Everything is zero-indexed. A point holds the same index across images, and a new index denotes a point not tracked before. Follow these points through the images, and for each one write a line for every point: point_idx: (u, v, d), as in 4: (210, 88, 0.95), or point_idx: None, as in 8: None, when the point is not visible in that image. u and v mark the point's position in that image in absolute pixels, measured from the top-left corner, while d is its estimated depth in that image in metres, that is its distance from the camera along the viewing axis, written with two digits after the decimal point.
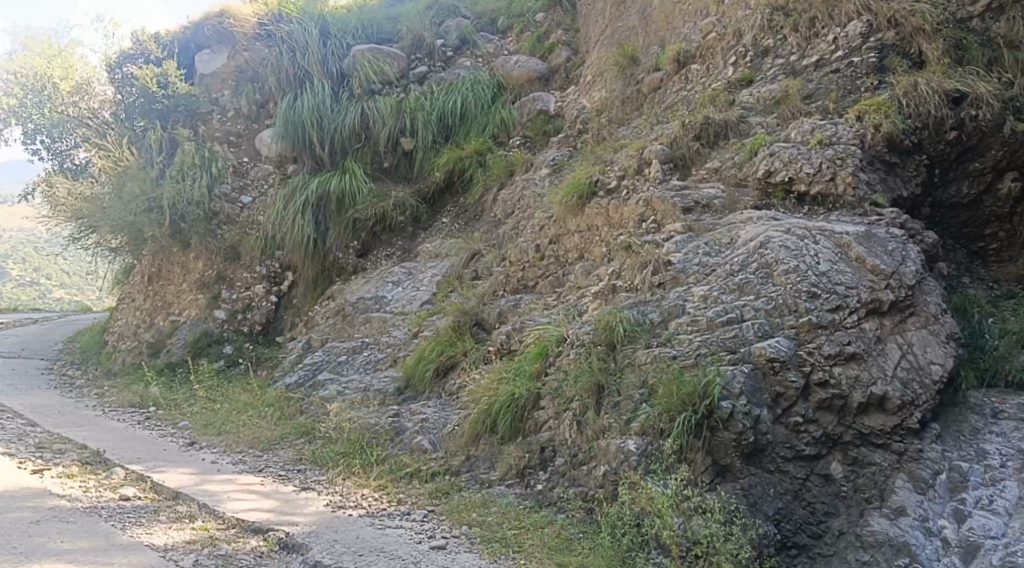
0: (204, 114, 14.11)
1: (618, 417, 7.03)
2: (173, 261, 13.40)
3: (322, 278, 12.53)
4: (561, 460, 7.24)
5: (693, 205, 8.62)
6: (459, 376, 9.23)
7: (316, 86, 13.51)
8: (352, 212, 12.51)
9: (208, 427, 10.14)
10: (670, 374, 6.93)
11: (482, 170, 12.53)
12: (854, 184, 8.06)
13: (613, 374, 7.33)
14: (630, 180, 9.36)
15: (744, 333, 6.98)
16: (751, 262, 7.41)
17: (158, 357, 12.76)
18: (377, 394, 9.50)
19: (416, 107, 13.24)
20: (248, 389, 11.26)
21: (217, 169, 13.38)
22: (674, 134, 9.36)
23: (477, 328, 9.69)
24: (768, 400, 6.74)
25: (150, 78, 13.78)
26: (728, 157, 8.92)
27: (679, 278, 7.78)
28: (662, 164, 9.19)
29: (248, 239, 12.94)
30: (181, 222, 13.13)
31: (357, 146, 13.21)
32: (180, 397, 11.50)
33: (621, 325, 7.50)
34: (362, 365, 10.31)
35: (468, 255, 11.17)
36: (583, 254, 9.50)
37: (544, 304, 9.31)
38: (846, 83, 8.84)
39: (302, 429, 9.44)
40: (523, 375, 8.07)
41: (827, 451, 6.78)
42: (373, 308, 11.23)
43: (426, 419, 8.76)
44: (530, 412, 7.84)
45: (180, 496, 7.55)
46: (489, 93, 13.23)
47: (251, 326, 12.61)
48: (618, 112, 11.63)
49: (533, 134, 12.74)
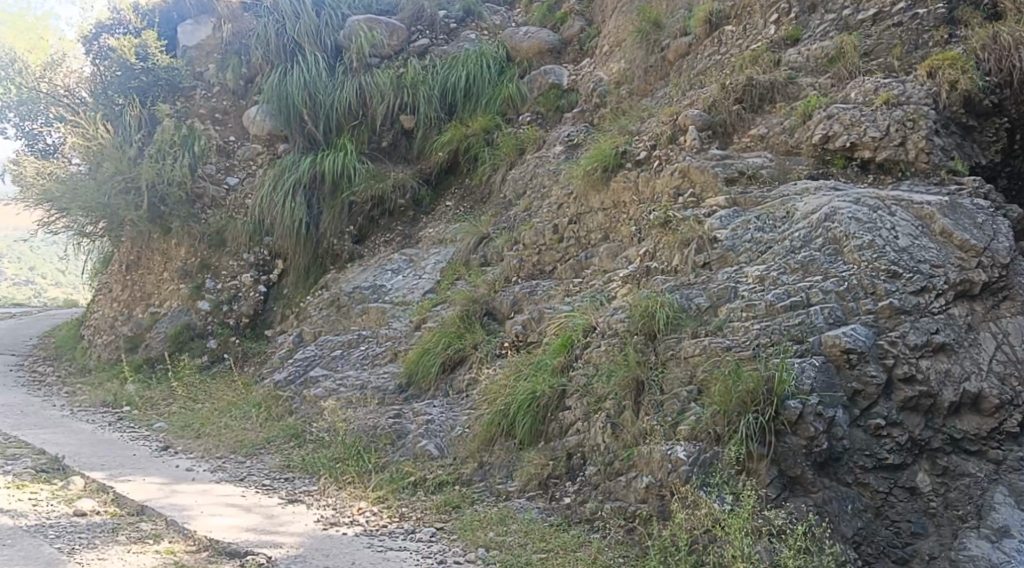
0: (187, 88, 13.06)
1: (662, 419, 5.93)
2: (154, 248, 12.29)
3: (314, 266, 11.39)
4: (593, 469, 6.14)
5: (737, 175, 7.57)
6: (469, 372, 8.12)
7: (308, 59, 12.35)
8: (349, 194, 11.38)
9: (186, 429, 9.04)
10: (725, 368, 5.85)
11: (488, 149, 11.30)
12: (927, 150, 6.98)
13: (653, 368, 6.24)
14: (663, 150, 8.26)
15: (812, 319, 5.89)
16: (816, 238, 6.32)
17: (135, 352, 11.61)
18: (376, 392, 8.40)
19: (417, 81, 12.06)
20: (232, 387, 10.15)
21: (200, 148, 12.31)
22: (713, 97, 8.27)
23: (488, 318, 8.57)
24: (844, 398, 5.63)
25: (128, 49, 12.62)
26: (775, 121, 7.85)
27: (727, 257, 6.70)
28: (699, 131, 8.11)
29: (234, 224, 11.84)
30: (162, 204, 12.07)
31: (354, 123, 12.06)
32: (157, 396, 10.38)
33: (662, 312, 6.41)
34: (359, 360, 9.19)
35: (477, 239, 9.95)
36: (608, 235, 8.39)
37: (564, 289, 8.18)
38: (910, 37, 7.76)
39: (291, 432, 8.35)
40: (545, 371, 6.98)
41: (914, 459, 5.63)
42: (371, 298, 10.10)
43: (431, 420, 7.65)
44: (555, 414, 6.74)
45: (145, 511, 6.45)
46: (495, 65, 11.97)
47: (237, 320, 11.40)
48: (640, 83, 10.50)
49: (544, 110, 11.39)
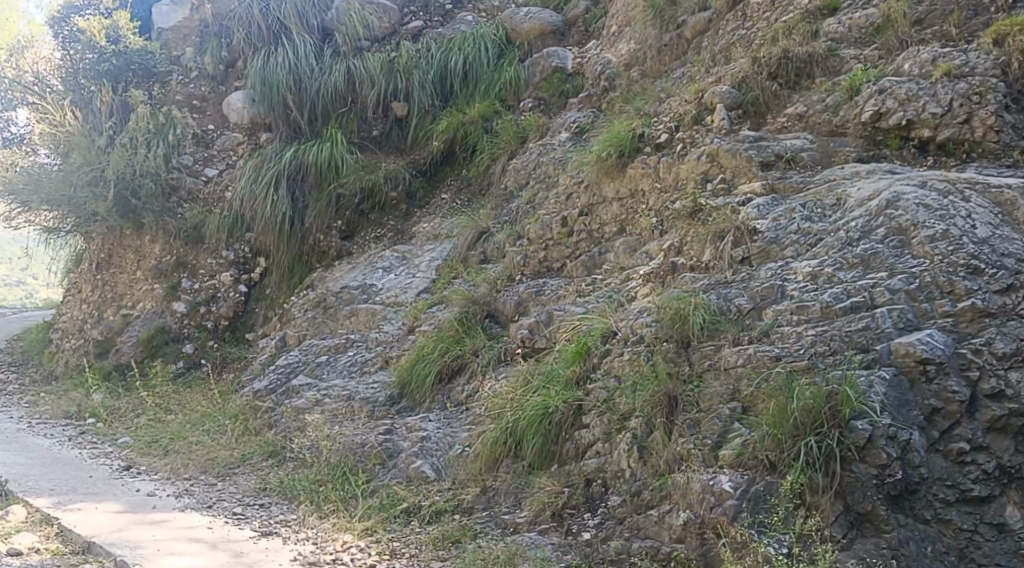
0: (162, 74, 12.06)
1: (699, 442, 5.03)
2: (126, 245, 11.29)
3: (299, 264, 10.41)
4: (617, 499, 5.23)
5: (774, 159, 6.69)
6: (469, 383, 7.19)
7: (296, 41, 11.34)
8: (336, 186, 10.40)
9: (152, 444, 8.09)
10: (776, 381, 4.94)
11: (487, 137, 10.25)
12: (997, 127, 6.10)
13: (687, 381, 5.33)
14: (687, 132, 7.34)
15: (879, 324, 4.97)
16: (877, 228, 5.41)
17: (105, 358, 10.66)
18: (365, 404, 7.48)
19: (411, 65, 11.07)
20: (208, 397, 9.22)
21: (174, 137, 11.38)
22: (743, 72, 7.35)
23: (490, 321, 7.63)
24: (920, 418, 4.70)
25: (98, 31, 11.60)
26: (816, 98, 6.95)
27: (770, 251, 5.80)
28: (728, 110, 7.22)
29: (213, 219, 10.81)
30: (132, 198, 10.97)
31: (342, 110, 11.06)
32: (124, 406, 9.43)
33: (697, 316, 5.49)
34: (346, 367, 8.23)
35: (476, 233, 8.97)
36: (624, 228, 7.49)
37: (576, 289, 7.26)
38: (971, 3, 6.85)
39: (269, 450, 7.44)
40: (557, 383, 6.05)
41: (1003, 491, 4.61)
42: (361, 298, 9.14)
43: (426, 437, 6.73)
44: (570, 433, 5.82)
45: (92, 550, 5.56)
46: (494, 47, 10.96)
47: (215, 322, 10.49)
48: (653, 64, 9.53)
49: (547, 96, 10.30)
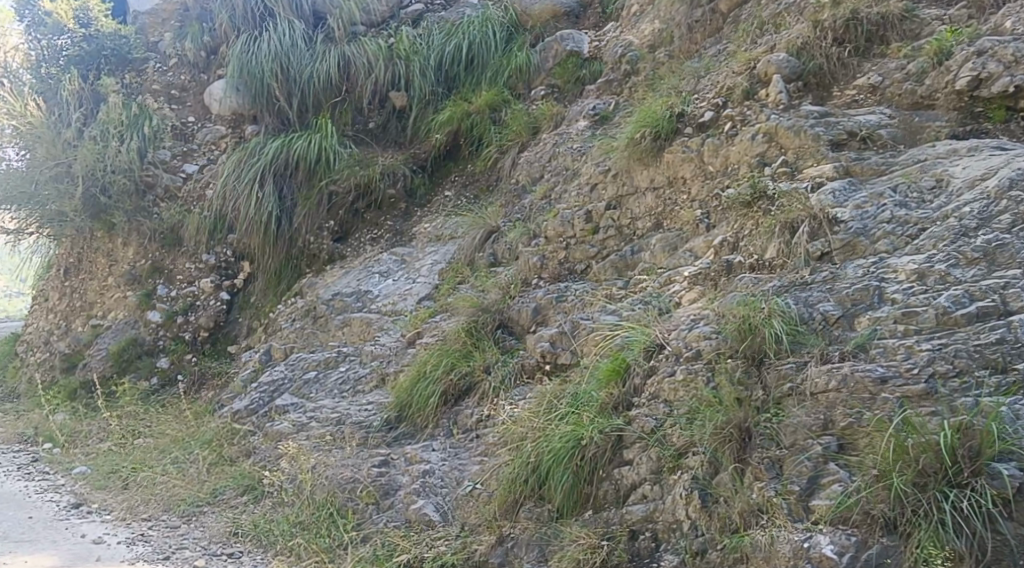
0: (138, 62, 10.40)
1: (783, 489, 3.98)
2: (96, 248, 9.79)
3: (288, 270, 8.94)
4: (672, 560, 4.11)
5: (847, 138, 5.61)
6: (479, 406, 6.04)
7: (281, 25, 9.66)
8: (328, 183, 8.94)
9: (111, 476, 6.93)
10: (892, 413, 3.91)
11: (495, 129, 8.84)
12: None
13: (763, 409, 4.23)
14: (737, 108, 6.23)
15: (1018, 336, 3.91)
16: (999, 214, 4.35)
17: (72, 374, 9.30)
18: (357, 430, 6.32)
19: (410, 52, 9.50)
20: (180, 418, 8.03)
21: (151, 130, 9.72)
22: (801, 37, 6.24)
23: (503, 333, 6.46)
24: None
25: (64, 12, 10.08)
26: (893, 66, 5.89)
27: (857, 246, 4.68)
28: (786, 82, 6.12)
29: (191, 220, 9.28)
30: (102, 196, 9.50)
31: (334, 101, 9.51)
32: (86, 426, 8.22)
33: (774, 329, 4.38)
34: (336, 386, 7.06)
35: (484, 233, 7.75)
36: (661, 223, 6.34)
37: (605, 294, 6.12)
38: None
39: (244, 486, 6.29)
40: (588, 407, 4.95)
41: None
42: (354, 307, 7.94)
43: (428, 472, 5.60)
44: (607, 471, 4.70)
45: None
46: (501, 31, 9.42)
47: (193, 333, 9.02)
48: (682, 44, 8.18)
49: (561, 82, 8.90)
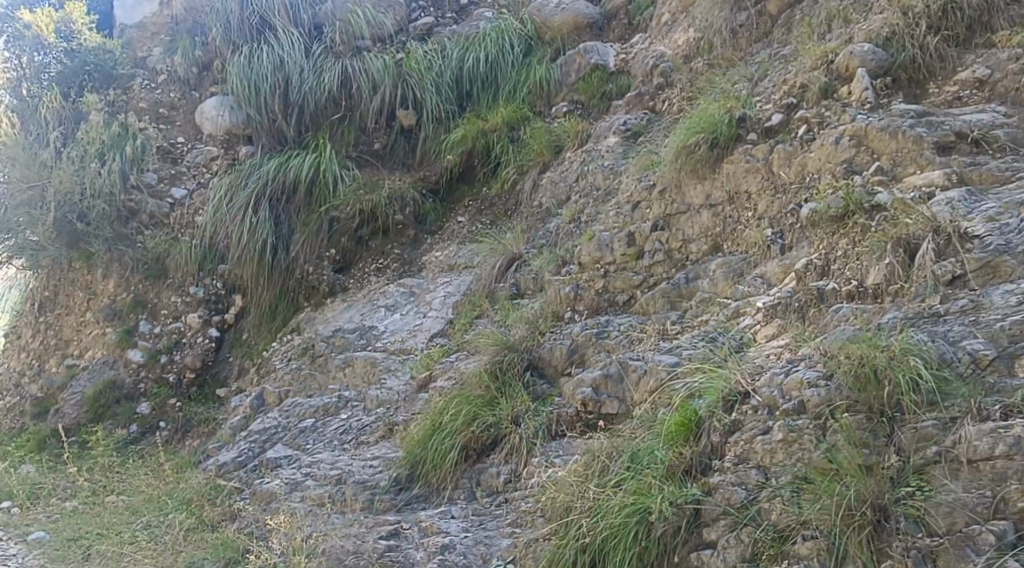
0: (123, 78, 8.99)
1: None
2: (73, 280, 8.58)
3: (284, 304, 7.85)
4: None
5: (957, 140, 4.64)
6: (506, 464, 5.01)
7: (280, 36, 8.50)
8: (330, 208, 7.87)
9: (71, 544, 5.90)
10: None
11: (513, 150, 7.73)
12: None
13: (901, 482, 3.47)
14: (813, 108, 5.28)
15: None
16: None
17: (43, 420, 8.16)
18: (361, 493, 5.25)
19: (422, 68, 8.38)
20: (158, 472, 6.94)
21: (134, 150, 8.46)
22: (889, 27, 5.28)
23: (533, 375, 5.38)
24: None
25: (44, 24, 8.64)
26: (1004, 56, 4.94)
27: (998, 266, 3.86)
28: (873, 78, 5.16)
29: (178, 251, 8.18)
30: (79, 222, 8.34)
31: (333, 120, 8.40)
32: (52, 482, 7.13)
33: (919, 370, 3.61)
34: (336, 436, 6.03)
35: (505, 260, 6.69)
36: (721, 246, 5.36)
37: (657, 331, 5.10)
38: None
39: (225, 558, 5.26)
40: (653, 470, 3.93)
41: None
42: (358, 345, 6.87)
43: (448, 547, 4.55)
44: (682, 555, 3.72)
45: None
46: (519, 44, 8.30)
47: (178, 375, 7.93)
48: (724, 51, 6.94)
49: (585, 98, 7.70)
